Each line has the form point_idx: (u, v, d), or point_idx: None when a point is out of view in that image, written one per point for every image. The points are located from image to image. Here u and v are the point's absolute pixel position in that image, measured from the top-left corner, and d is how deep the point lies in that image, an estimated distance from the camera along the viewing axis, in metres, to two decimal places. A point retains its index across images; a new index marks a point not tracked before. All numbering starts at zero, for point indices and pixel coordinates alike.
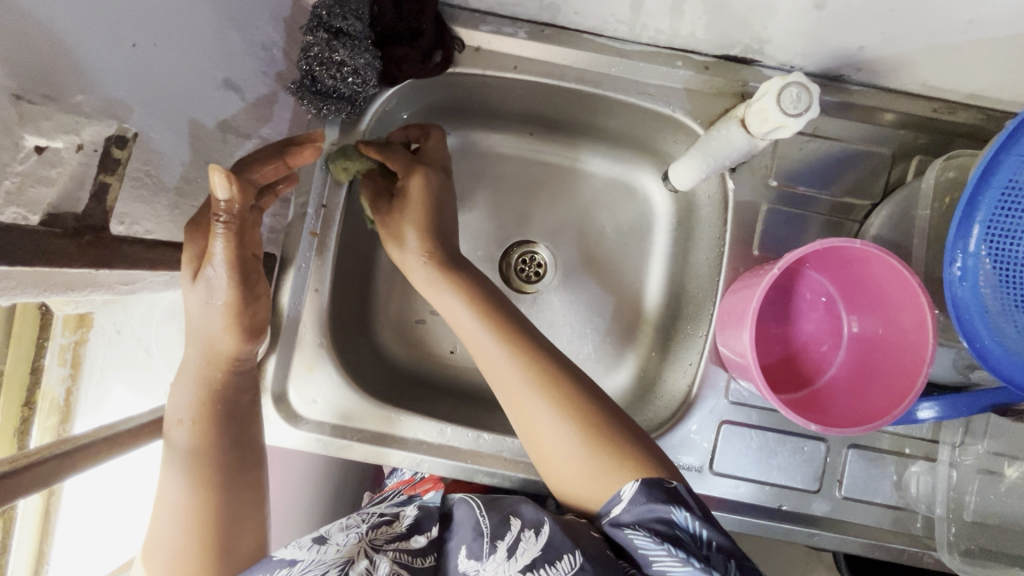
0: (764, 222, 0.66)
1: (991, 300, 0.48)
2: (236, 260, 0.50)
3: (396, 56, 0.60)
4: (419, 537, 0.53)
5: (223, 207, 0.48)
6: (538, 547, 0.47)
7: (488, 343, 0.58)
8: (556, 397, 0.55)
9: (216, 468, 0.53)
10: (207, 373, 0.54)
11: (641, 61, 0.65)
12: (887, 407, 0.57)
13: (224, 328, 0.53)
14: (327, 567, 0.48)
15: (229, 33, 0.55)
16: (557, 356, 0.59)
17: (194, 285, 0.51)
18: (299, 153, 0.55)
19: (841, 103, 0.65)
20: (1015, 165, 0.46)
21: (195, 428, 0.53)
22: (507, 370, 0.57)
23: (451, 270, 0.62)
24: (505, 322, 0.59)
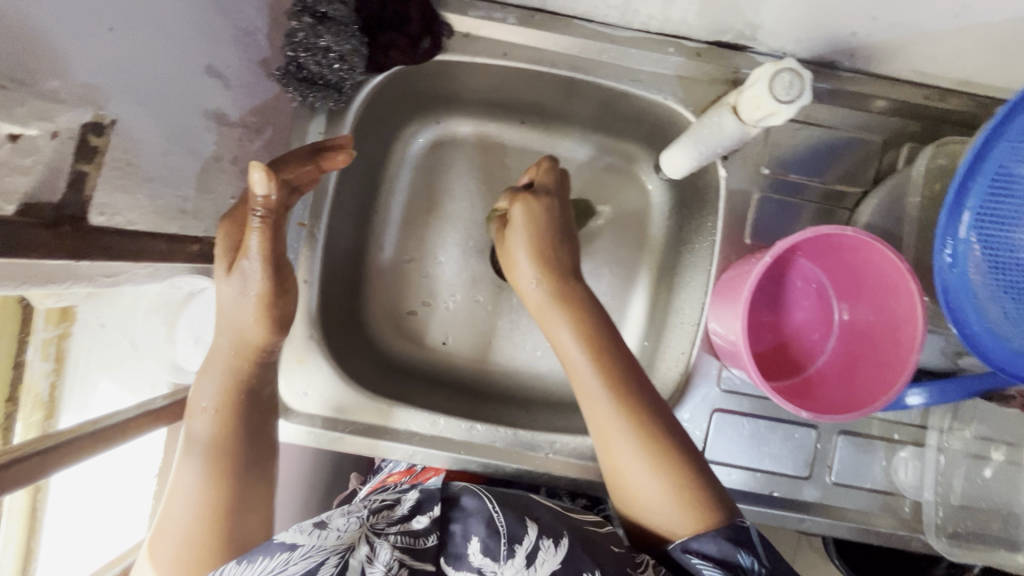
0: (756, 210, 0.66)
1: (980, 286, 0.48)
2: (270, 253, 0.50)
3: (382, 42, 0.59)
4: (421, 518, 0.52)
5: (260, 202, 0.46)
6: (558, 560, 0.49)
7: (586, 370, 0.57)
8: (640, 434, 0.54)
9: (232, 456, 0.53)
10: (235, 363, 0.54)
11: (633, 47, 0.64)
12: (877, 393, 0.57)
13: (255, 320, 0.53)
14: (327, 554, 0.46)
15: (210, 17, 0.53)
16: (649, 389, 0.57)
17: (228, 277, 0.51)
18: (333, 158, 0.56)
19: (834, 90, 0.64)
20: (1006, 152, 0.46)
21: (218, 416, 0.53)
22: (598, 397, 0.56)
23: (562, 299, 0.59)
24: (612, 354, 0.57)
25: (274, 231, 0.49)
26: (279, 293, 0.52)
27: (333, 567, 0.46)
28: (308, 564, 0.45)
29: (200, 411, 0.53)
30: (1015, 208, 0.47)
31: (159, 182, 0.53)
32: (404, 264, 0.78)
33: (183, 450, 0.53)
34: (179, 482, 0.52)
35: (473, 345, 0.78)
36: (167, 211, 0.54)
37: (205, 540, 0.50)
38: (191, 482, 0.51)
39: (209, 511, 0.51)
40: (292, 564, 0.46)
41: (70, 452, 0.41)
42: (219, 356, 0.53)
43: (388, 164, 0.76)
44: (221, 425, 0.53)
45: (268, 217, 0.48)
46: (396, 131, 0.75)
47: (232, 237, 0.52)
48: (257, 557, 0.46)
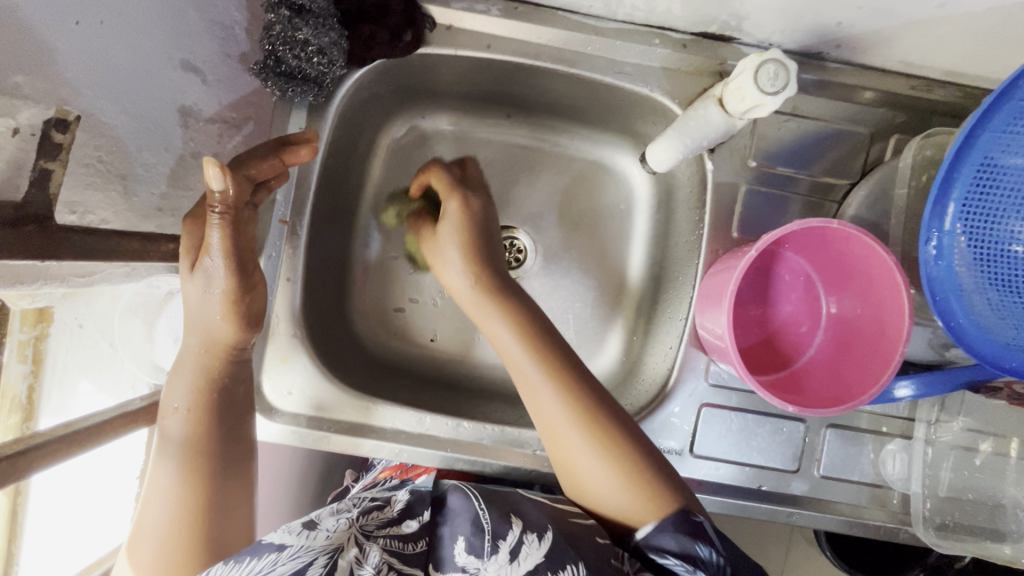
0: (743, 203, 0.66)
1: (966, 278, 0.48)
2: (233, 250, 0.49)
3: (363, 35, 0.58)
4: (411, 522, 0.53)
5: (217, 198, 0.46)
6: (541, 553, 0.48)
7: (528, 367, 0.56)
8: (589, 425, 0.54)
9: (208, 458, 0.52)
10: (206, 362, 0.53)
11: (618, 39, 0.63)
12: (864, 386, 0.57)
13: (223, 317, 0.52)
14: (315, 554, 0.46)
15: (185, 11, 0.52)
16: (594, 380, 0.57)
17: (191, 276, 0.50)
18: (296, 153, 0.55)
19: (820, 81, 0.64)
20: (991, 142, 0.45)
21: (191, 417, 0.52)
22: (543, 393, 0.55)
23: (495, 292, 0.59)
24: (552, 350, 0.56)
25: (236, 227, 0.49)
26: (248, 289, 0.52)
27: (321, 567, 0.45)
28: (296, 564, 0.45)
29: (171, 411, 0.52)
30: (1003, 200, 0.46)
31: (134, 179, 0.52)
32: (390, 261, 0.77)
33: (158, 452, 0.52)
34: (154, 483, 0.51)
35: (461, 342, 0.77)
36: (143, 209, 0.53)
37: (184, 543, 0.49)
38: (167, 488, 0.50)
39: (188, 513, 0.50)
40: (280, 564, 0.45)
41: (44, 455, 0.40)
42: (188, 356, 0.52)
43: (373, 159, 0.75)
44: (193, 426, 0.52)
45: (227, 213, 0.47)
46: (380, 126, 0.74)
47: (194, 235, 0.50)
48: (245, 557, 0.45)
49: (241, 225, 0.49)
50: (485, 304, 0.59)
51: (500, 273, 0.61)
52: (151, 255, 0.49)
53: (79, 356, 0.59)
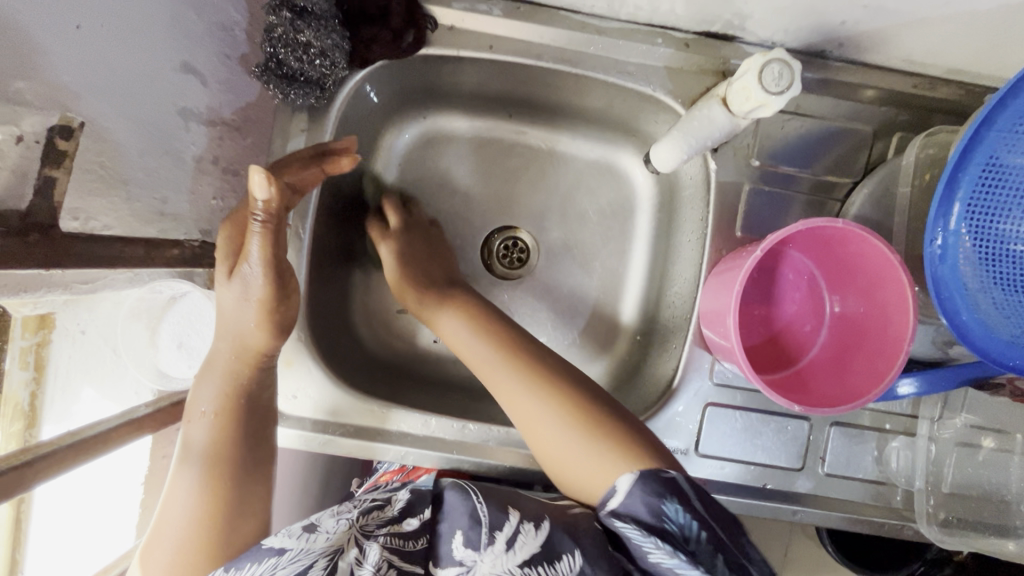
0: (747, 203, 0.66)
1: (970, 277, 0.48)
2: (271, 259, 0.51)
3: (366, 36, 0.58)
4: (412, 521, 0.51)
5: (261, 206, 0.47)
6: (538, 544, 0.47)
7: (493, 358, 0.60)
8: (558, 401, 0.56)
9: (230, 462, 0.52)
10: (236, 367, 0.54)
11: (621, 39, 0.63)
12: (868, 385, 0.57)
13: (256, 325, 0.53)
14: (315, 557, 0.46)
15: (185, 12, 0.52)
16: (559, 363, 0.60)
17: (229, 282, 0.52)
18: (336, 162, 0.57)
19: (823, 79, 0.64)
20: (996, 142, 0.45)
21: (219, 417, 0.53)
22: (508, 379, 0.58)
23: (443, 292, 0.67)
24: (505, 337, 0.61)
25: (275, 236, 0.50)
26: (281, 298, 0.53)
27: (322, 570, 0.46)
28: (297, 568, 0.45)
29: (199, 415, 0.53)
30: (1008, 199, 0.46)
31: (135, 183, 0.51)
32: None
33: (181, 457, 0.53)
34: (175, 491, 0.51)
35: None
36: (145, 214, 0.52)
37: (201, 544, 0.49)
38: (187, 487, 0.51)
39: (205, 514, 0.50)
40: (280, 569, 0.45)
41: (52, 464, 0.40)
42: (219, 360, 0.54)
43: (374, 160, 0.75)
44: (219, 428, 0.53)
45: (269, 222, 0.49)
46: (381, 127, 0.73)
47: (233, 241, 0.53)
48: (246, 564, 0.46)
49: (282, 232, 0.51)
50: (452, 316, 0.65)
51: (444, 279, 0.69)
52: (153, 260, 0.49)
53: (83, 360, 0.59)
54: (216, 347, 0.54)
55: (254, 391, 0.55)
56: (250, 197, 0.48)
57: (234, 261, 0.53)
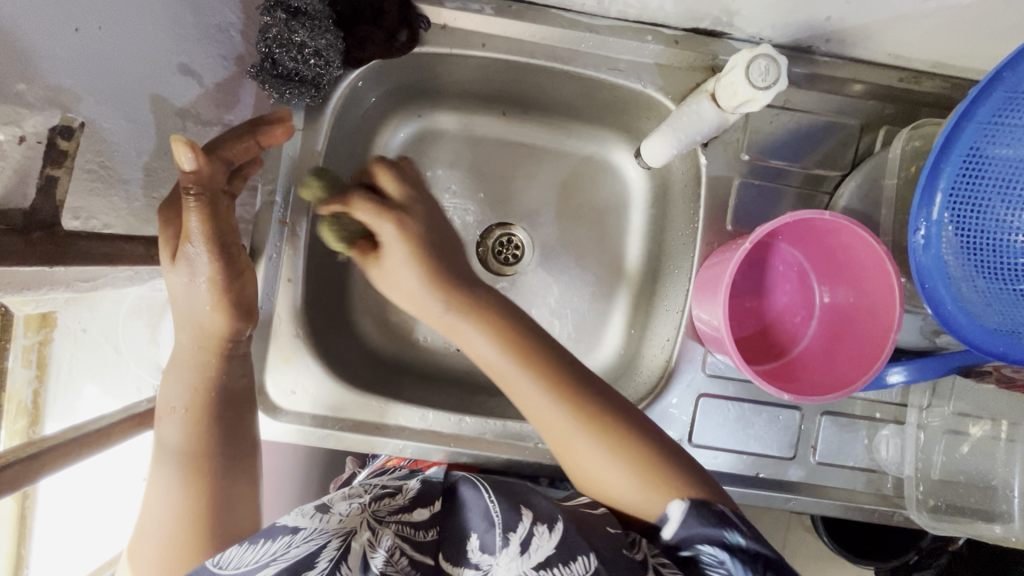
0: (737, 196, 0.67)
1: (953, 266, 0.49)
2: (213, 233, 0.50)
3: (359, 36, 0.59)
4: (422, 510, 0.54)
5: (189, 177, 0.46)
6: (553, 546, 0.47)
7: (532, 389, 0.56)
8: (597, 431, 0.55)
9: (207, 456, 0.52)
10: (201, 358, 0.54)
11: (611, 36, 0.64)
12: (857, 373, 0.58)
13: (212, 306, 0.53)
14: (328, 537, 0.48)
15: (181, 13, 0.53)
16: (592, 380, 0.58)
17: (174, 265, 0.51)
18: (271, 133, 0.55)
19: (811, 74, 0.65)
20: (976, 132, 0.46)
21: (189, 415, 0.53)
22: (546, 405, 0.56)
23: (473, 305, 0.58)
24: (537, 355, 0.57)
25: (213, 209, 0.49)
26: (232, 275, 0.52)
27: (334, 550, 0.47)
28: (311, 546, 0.47)
29: (169, 411, 0.53)
30: (989, 189, 0.47)
31: (134, 183, 0.52)
32: None
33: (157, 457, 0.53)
34: (155, 490, 0.52)
35: None
36: (144, 213, 0.54)
37: (188, 537, 0.50)
38: (168, 485, 0.52)
39: (189, 509, 0.51)
40: (294, 546, 0.46)
41: (57, 458, 0.41)
42: (183, 354, 0.54)
43: (369, 158, 0.76)
44: (192, 425, 0.53)
45: (202, 194, 0.48)
46: (376, 126, 0.74)
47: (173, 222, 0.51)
48: (259, 540, 0.47)
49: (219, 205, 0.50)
50: (463, 326, 0.58)
51: (468, 285, 0.59)
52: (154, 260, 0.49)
53: (84, 359, 0.61)
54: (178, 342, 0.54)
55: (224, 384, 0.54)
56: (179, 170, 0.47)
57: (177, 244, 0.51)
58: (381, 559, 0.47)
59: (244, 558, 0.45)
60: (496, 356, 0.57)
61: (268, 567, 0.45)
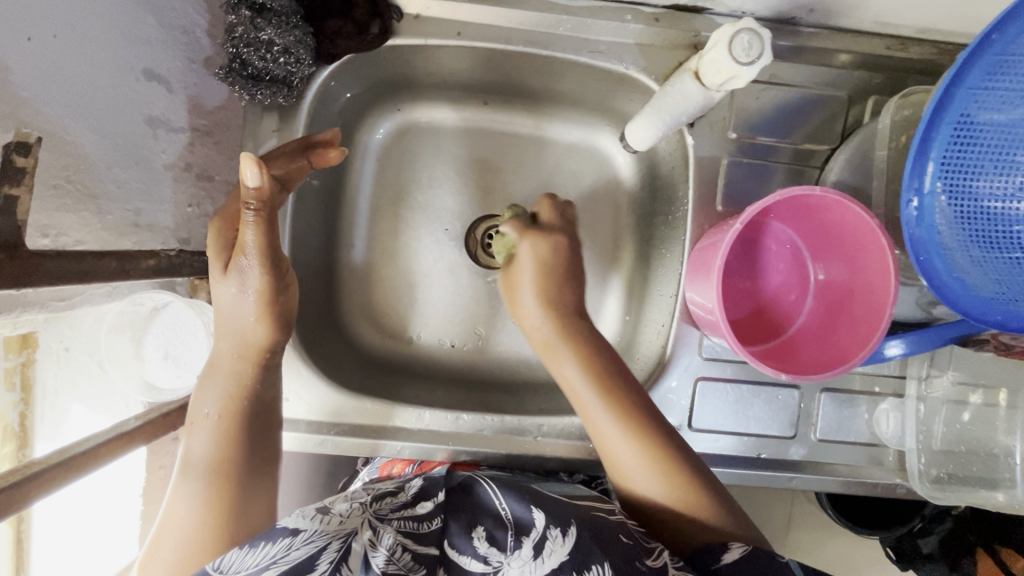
0: (726, 176, 0.65)
1: (947, 236, 0.48)
2: (265, 246, 0.51)
3: (328, 29, 0.57)
4: (425, 503, 0.53)
5: (253, 194, 0.47)
6: (565, 552, 0.48)
7: (595, 406, 0.59)
8: (643, 443, 0.57)
9: (235, 464, 0.53)
10: (239, 368, 0.55)
11: (589, 17, 0.62)
12: (853, 349, 0.57)
13: (256, 319, 0.54)
14: (329, 539, 0.47)
15: (143, 16, 0.51)
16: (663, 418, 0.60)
17: (224, 278, 0.53)
18: (323, 155, 0.57)
19: (796, 47, 0.63)
20: (966, 98, 0.45)
21: (220, 421, 0.54)
22: (604, 421, 0.59)
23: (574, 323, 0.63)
24: (599, 361, 0.61)
25: (269, 224, 0.51)
26: (278, 288, 0.54)
27: (335, 552, 0.45)
28: (310, 549, 0.45)
29: (201, 417, 0.54)
30: (982, 156, 0.46)
31: (106, 197, 0.51)
32: (377, 263, 0.76)
33: (181, 471, 0.53)
34: (174, 503, 0.51)
35: (460, 335, 0.78)
36: (118, 226, 0.52)
37: (205, 544, 0.50)
38: (190, 496, 0.51)
39: (207, 522, 0.51)
40: (294, 549, 0.45)
41: (44, 484, 0.40)
42: (223, 362, 0.55)
43: (351, 158, 0.74)
44: (220, 431, 0.54)
45: (261, 210, 0.49)
46: (355, 124, 0.72)
47: (224, 236, 0.54)
48: (259, 543, 0.46)
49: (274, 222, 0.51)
50: (558, 342, 0.63)
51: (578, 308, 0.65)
52: (130, 274, 0.46)
53: (67, 374, 0.56)
54: (221, 354, 0.55)
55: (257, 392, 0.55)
56: (240, 185, 0.47)
57: (228, 257, 0.53)
58: (383, 559, 0.46)
59: (245, 562, 0.45)
60: (574, 373, 0.61)
61: (267, 570, 0.43)
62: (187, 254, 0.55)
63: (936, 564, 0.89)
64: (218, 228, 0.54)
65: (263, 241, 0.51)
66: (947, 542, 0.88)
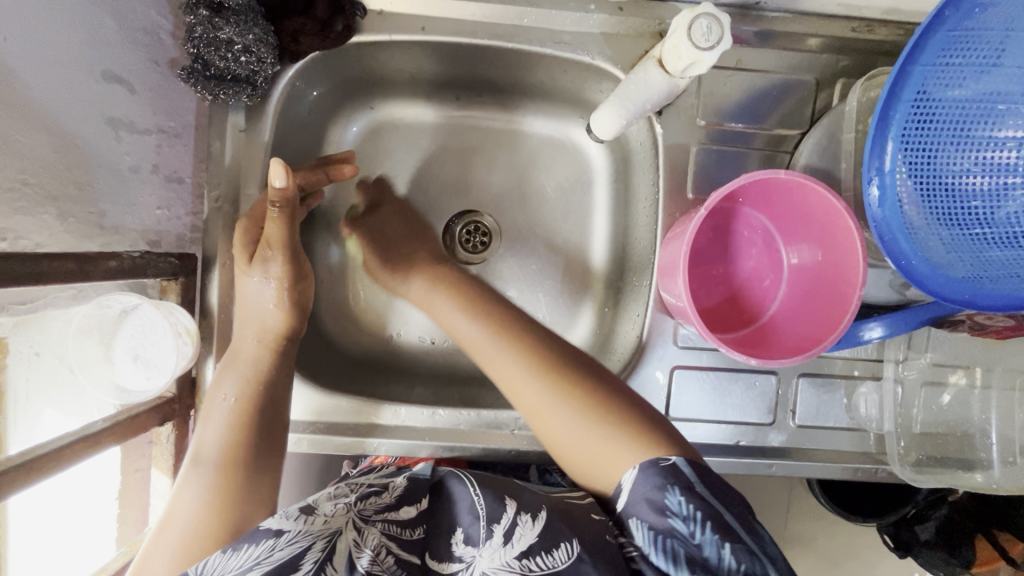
0: (696, 163, 0.65)
1: (914, 216, 0.47)
2: (288, 241, 0.59)
3: (291, 28, 0.56)
4: (409, 509, 0.51)
5: (278, 193, 0.54)
6: (536, 534, 0.47)
7: (535, 391, 0.57)
8: (571, 399, 0.55)
9: (246, 446, 0.54)
10: (258, 352, 0.59)
11: (553, 8, 0.62)
12: (824, 332, 0.57)
13: (275, 306, 0.60)
14: (312, 539, 0.46)
15: (101, 18, 0.52)
16: (597, 377, 0.58)
17: (249, 267, 0.59)
18: (340, 170, 0.67)
19: (762, 32, 0.63)
20: (924, 76, 0.45)
21: (233, 411, 0.56)
22: (549, 403, 0.56)
23: (472, 304, 0.65)
24: (519, 329, 0.61)
25: (290, 221, 0.58)
26: (296, 279, 0.61)
27: (318, 552, 0.45)
28: (294, 549, 0.44)
29: (220, 400, 0.57)
30: (944, 132, 0.46)
31: (68, 199, 0.51)
32: (353, 261, 0.76)
33: (191, 465, 0.53)
34: (180, 498, 0.51)
35: (439, 331, 0.78)
36: (83, 229, 0.53)
37: (212, 526, 0.49)
38: (197, 489, 0.51)
39: (211, 514, 0.49)
40: (278, 549, 0.44)
41: None
42: (245, 349, 0.59)
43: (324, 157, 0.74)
44: (233, 417, 0.55)
45: (285, 208, 0.56)
46: (326, 123, 0.72)
47: (249, 233, 0.60)
48: (242, 545, 0.45)
49: (294, 219, 0.58)
50: (461, 323, 0.64)
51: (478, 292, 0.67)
52: (88, 275, 0.47)
53: (38, 379, 0.55)
54: (243, 346, 0.59)
55: (274, 376, 0.58)
56: (268, 184, 0.54)
57: (252, 249, 0.60)
58: (368, 559, 0.45)
59: (228, 565, 0.43)
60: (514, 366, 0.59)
61: (251, 571, 0.43)
62: (152, 254, 0.54)
63: (934, 552, 0.87)
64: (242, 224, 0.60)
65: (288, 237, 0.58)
66: (946, 528, 0.87)
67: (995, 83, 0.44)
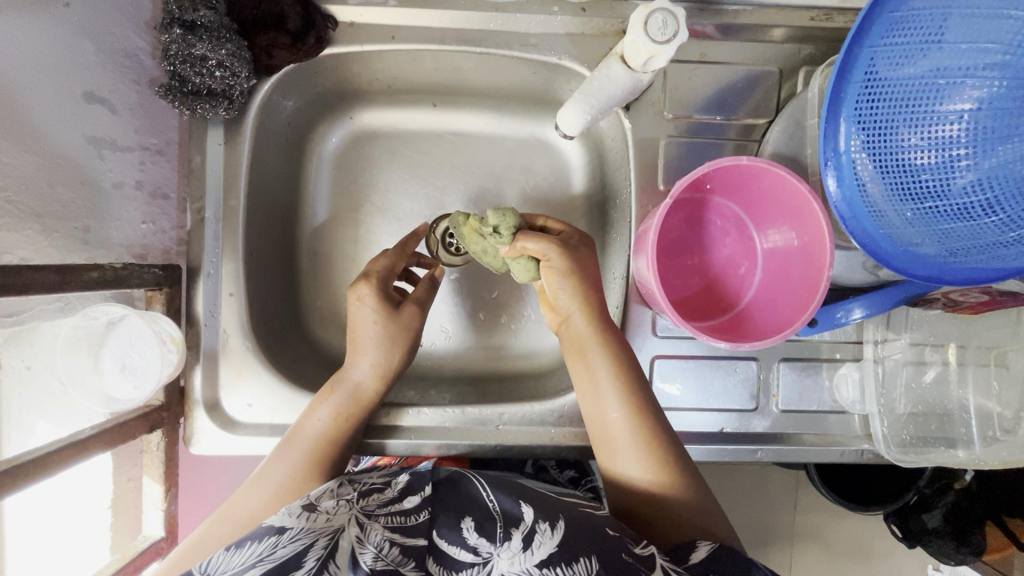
0: (665, 156, 0.66)
1: (875, 194, 0.49)
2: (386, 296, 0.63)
3: (264, 42, 0.59)
4: (412, 498, 0.52)
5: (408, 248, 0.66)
6: (555, 544, 0.46)
7: (620, 426, 0.57)
8: (645, 443, 0.57)
9: (332, 454, 0.60)
10: (370, 384, 0.63)
11: (517, 12, 0.64)
12: (794, 316, 0.58)
13: (394, 345, 0.63)
14: (316, 535, 0.46)
15: (81, 43, 0.55)
16: (669, 431, 0.58)
17: (366, 303, 0.63)
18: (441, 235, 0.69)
19: (722, 25, 0.65)
20: (872, 55, 0.46)
21: (332, 423, 0.61)
22: (612, 420, 0.58)
23: (592, 312, 0.61)
24: (621, 354, 0.60)
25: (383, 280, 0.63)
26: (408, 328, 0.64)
27: (322, 549, 0.45)
28: (297, 545, 0.45)
29: (324, 410, 0.61)
30: (892, 109, 0.46)
31: (51, 215, 0.54)
32: (339, 268, 0.77)
33: (282, 442, 0.60)
34: (253, 481, 0.57)
35: (428, 333, 0.79)
36: (67, 243, 0.55)
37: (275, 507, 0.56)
38: (270, 480, 0.57)
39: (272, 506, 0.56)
40: (281, 547, 0.45)
41: None
42: (363, 385, 0.63)
43: (306, 167, 0.76)
44: (324, 436, 0.60)
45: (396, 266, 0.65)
46: (305, 134, 0.74)
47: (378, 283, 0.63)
48: (245, 543, 0.46)
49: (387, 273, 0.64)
50: (578, 322, 0.61)
51: (598, 300, 0.62)
52: (70, 285, 0.48)
53: (31, 395, 0.57)
54: (358, 368, 0.63)
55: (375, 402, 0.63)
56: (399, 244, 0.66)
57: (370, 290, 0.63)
58: (371, 555, 0.44)
59: (232, 561, 0.44)
60: (604, 380, 0.59)
61: (255, 567, 0.43)
62: (135, 265, 0.56)
63: (943, 541, 0.85)
64: (371, 287, 0.63)
65: (416, 328, 0.65)
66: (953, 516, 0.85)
67: (938, 60, 0.44)
